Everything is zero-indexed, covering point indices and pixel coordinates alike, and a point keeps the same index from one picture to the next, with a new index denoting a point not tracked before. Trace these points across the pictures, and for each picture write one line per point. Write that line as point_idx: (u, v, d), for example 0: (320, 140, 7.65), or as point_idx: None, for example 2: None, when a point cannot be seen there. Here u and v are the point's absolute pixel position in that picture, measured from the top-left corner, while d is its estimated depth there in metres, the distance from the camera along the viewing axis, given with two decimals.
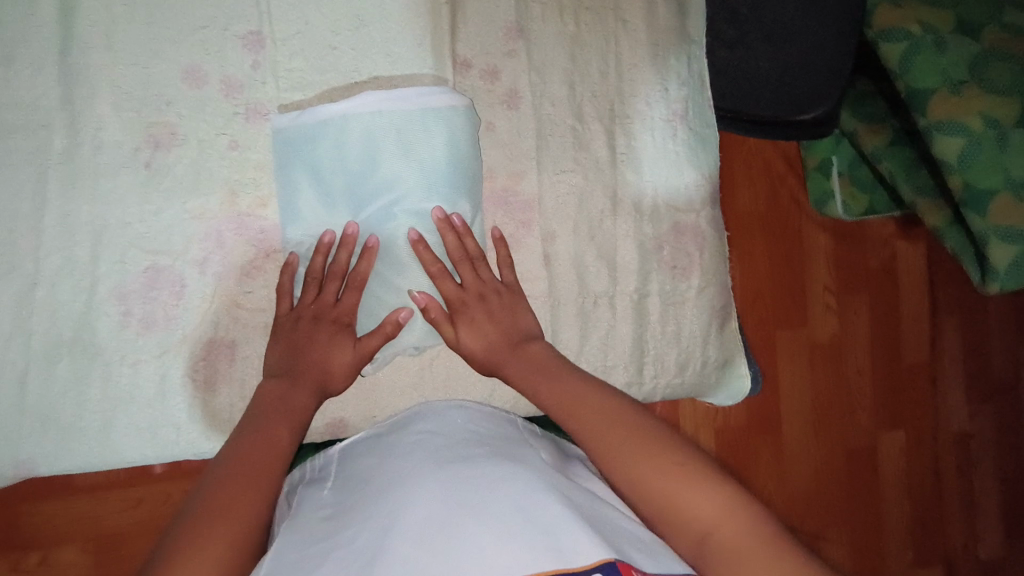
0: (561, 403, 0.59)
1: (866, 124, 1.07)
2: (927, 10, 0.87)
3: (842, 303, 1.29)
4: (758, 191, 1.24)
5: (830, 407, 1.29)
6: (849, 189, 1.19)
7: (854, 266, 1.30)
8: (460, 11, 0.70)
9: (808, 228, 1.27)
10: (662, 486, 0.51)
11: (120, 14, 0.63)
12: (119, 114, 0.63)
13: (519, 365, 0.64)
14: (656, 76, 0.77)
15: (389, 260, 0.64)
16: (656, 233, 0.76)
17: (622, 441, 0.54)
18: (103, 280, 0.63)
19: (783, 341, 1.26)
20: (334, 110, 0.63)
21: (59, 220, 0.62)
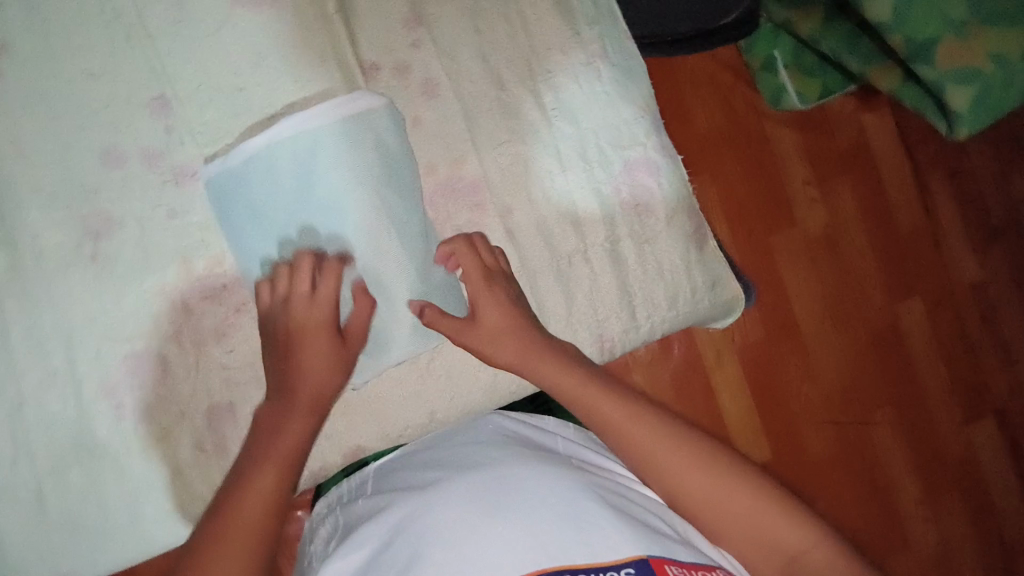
0: (607, 421, 0.56)
1: (796, 11, 1.07)
2: None
3: (826, 191, 1.28)
4: (712, 108, 1.23)
5: (842, 295, 1.28)
6: (799, 79, 1.18)
7: (827, 154, 1.28)
8: (353, 17, 0.70)
9: (772, 127, 1.26)
10: (706, 494, 0.50)
11: (23, 117, 0.63)
12: (52, 216, 0.63)
13: (514, 346, 0.63)
14: (566, 25, 0.75)
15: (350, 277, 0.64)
16: (610, 177, 0.75)
17: (652, 445, 0.53)
18: (86, 380, 0.63)
19: (778, 244, 1.25)
20: (258, 145, 0.62)
21: (27, 335, 0.62)
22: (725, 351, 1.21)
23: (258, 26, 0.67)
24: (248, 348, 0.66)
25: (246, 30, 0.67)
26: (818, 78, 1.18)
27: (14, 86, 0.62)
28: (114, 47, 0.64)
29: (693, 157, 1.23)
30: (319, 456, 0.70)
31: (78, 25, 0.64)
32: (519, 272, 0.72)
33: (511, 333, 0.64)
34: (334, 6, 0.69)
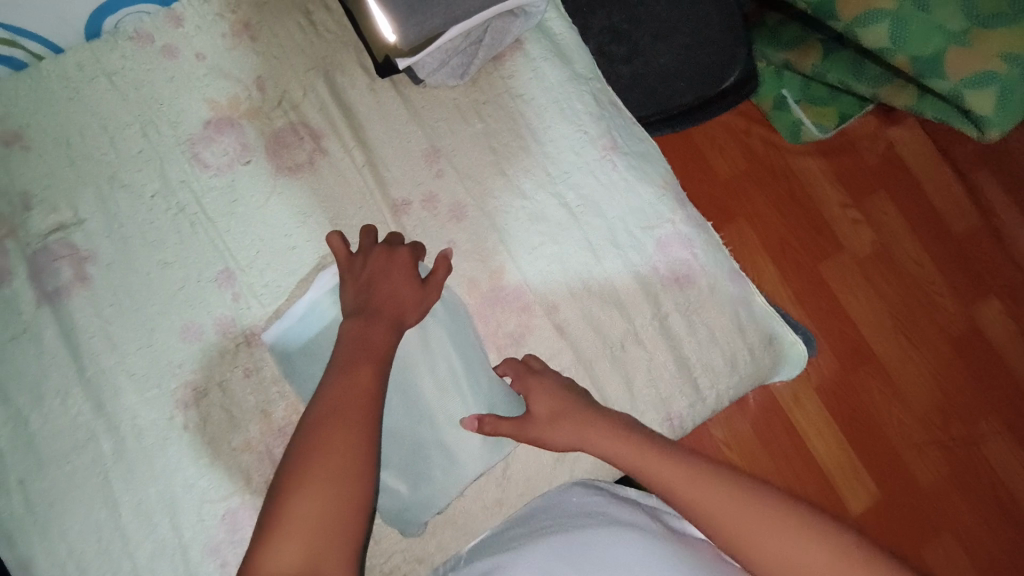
0: (687, 487, 0.58)
1: (794, 51, 1.10)
2: None
3: (868, 211, 1.26)
4: (733, 155, 1.25)
5: (913, 312, 1.23)
6: (812, 110, 1.22)
7: (860, 175, 1.27)
8: (380, 162, 0.76)
9: (797, 162, 1.26)
10: (750, 530, 0.53)
11: (111, 313, 0.70)
12: (145, 395, 0.69)
13: (572, 425, 0.66)
14: (574, 126, 0.80)
15: (421, 403, 0.68)
16: (645, 257, 0.77)
17: (700, 491, 0.57)
18: (191, 544, 0.67)
19: (831, 273, 1.23)
20: (306, 302, 0.69)
21: (135, 512, 0.66)
22: (803, 392, 1.17)
23: (300, 191, 0.75)
24: None
25: (290, 196, 0.74)
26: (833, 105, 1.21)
27: (101, 288, 0.70)
28: (181, 236, 0.72)
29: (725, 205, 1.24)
30: None
31: (148, 224, 0.72)
32: (577, 366, 0.74)
33: (566, 413, 0.67)
34: (362, 158, 0.76)
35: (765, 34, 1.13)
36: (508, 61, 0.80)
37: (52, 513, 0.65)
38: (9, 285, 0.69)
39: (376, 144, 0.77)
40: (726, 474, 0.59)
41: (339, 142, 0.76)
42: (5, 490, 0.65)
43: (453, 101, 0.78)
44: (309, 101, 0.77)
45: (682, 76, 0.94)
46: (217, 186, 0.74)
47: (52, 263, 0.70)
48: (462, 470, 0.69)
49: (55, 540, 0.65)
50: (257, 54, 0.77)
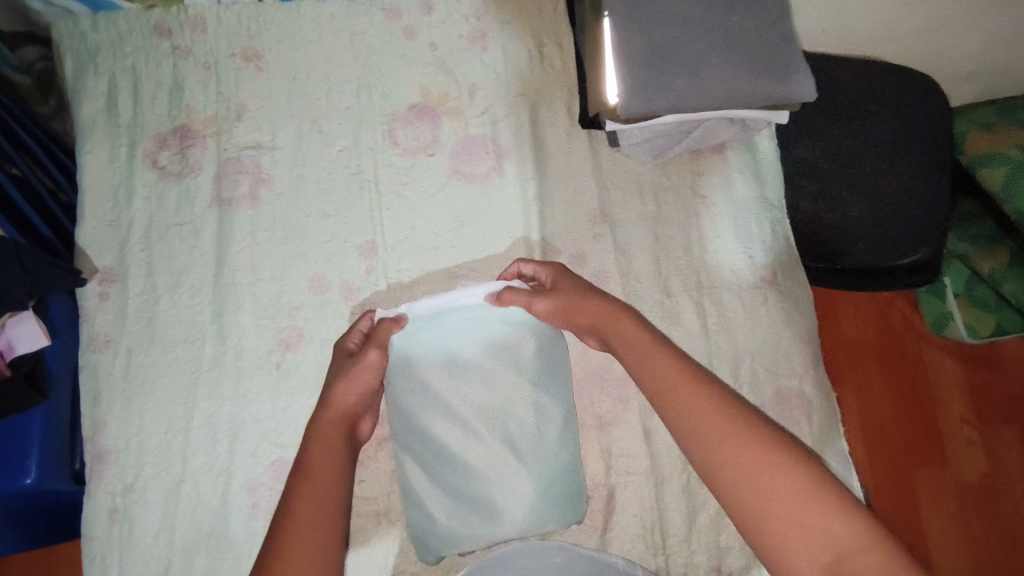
0: (681, 404, 0.60)
1: (978, 246, 1.09)
2: (1019, 133, 1.01)
3: (986, 435, 1.16)
4: (868, 320, 1.19)
5: (995, 559, 1.10)
6: (970, 310, 1.12)
7: (994, 396, 1.17)
8: (547, 204, 0.77)
9: (931, 354, 1.18)
10: (719, 441, 0.57)
11: (263, 237, 0.74)
12: (258, 323, 0.72)
13: (594, 310, 0.67)
14: (740, 245, 0.78)
15: (480, 442, 0.68)
16: (759, 401, 0.74)
17: (692, 405, 0.59)
18: (238, 473, 0.69)
19: (920, 480, 1.14)
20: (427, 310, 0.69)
21: (205, 421, 0.70)
22: None
23: (466, 199, 0.77)
24: (377, 482, 0.72)
25: (455, 199, 0.77)
26: (994, 314, 1.12)
27: (265, 212, 0.75)
28: (348, 196, 0.76)
29: (837, 366, 1.18)
30: None
31: (326, 173, 0.76)
32: (649, 474, 0.72)
33: (586, 309, 0.67)
34: (534, 192, 0.77)
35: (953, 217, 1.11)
36: (705, 159, 0.80)
37: (140, 388, 0.70)
38: (195, 177, 0.75)
39: (551, 186, 0.78)
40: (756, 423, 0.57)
41: (518, 169, 0.78)
42: (113, 350, 0.70)
43: (638, 177, 0.79)
44: (507, 122, 0.79)
45: (862, 236, 0.90)
46: (397, 165, 0.77)
47: (236, 173, 0.75)
48: (500, 529, 0.68)
49: (131, 413, 0.69)
50: (483, 63, 0.80)
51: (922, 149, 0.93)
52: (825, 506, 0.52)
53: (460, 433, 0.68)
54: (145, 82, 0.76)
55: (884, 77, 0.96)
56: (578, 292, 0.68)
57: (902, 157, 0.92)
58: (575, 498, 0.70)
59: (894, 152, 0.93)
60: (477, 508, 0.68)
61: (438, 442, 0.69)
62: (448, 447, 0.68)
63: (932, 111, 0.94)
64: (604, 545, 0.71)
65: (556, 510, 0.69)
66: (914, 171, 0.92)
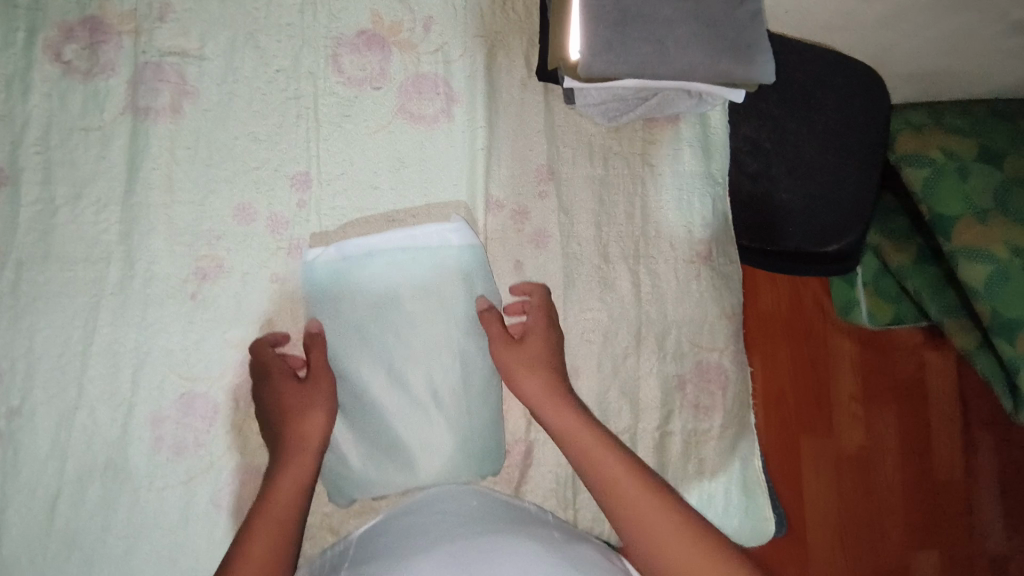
0: (618, 490, 0.55)
1: (892, 240, 1.11)
2: (946, 137, 1.00)
3: (869, 412, 1.26)
4: (783, 298, 1.26)
5: (859, 520, 1.23)
6: (874, 299, 1.18)
7: (881, 377, 1.27)
8: (495, 155, 0.75)
9: (834, 336, 1.27)
10: (651, 532, 0.51)
11: (183, 156, 0.68)
12: (173, 248, 0.67)
13: (539, 387, 0.63)
14: (681, 219, 0.78)
15: (405, 388, 0.68)
16: (680, 370, 0.76)
17: (630, 493, 0.54)
18: (140, 405, 0.65)
19: (808, 448, 1.23)
20: (362, 249, 0.69)
21: (106, 347, 0.65)
22: None
23: (411, 140, 0.73)
24: None
25: (399, 138, 0.73)
26: (896, 304, 1.18)
27: (187, 128, 0.68)
28: (282, 121, 0.70)
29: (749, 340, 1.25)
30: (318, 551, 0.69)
31: (259, 93, 0.70)
32: None
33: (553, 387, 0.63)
34: (482, 141, 0.74)
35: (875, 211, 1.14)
36: (657, 128, 0.79)
37: (30, 306, 0.64)
38: (107, 79, 0.67)
39: (501, 136, 0.75)
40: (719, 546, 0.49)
41: (468, 115, 0.74)
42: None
43: (589, 138, 0.77)
44: (462, 62, 0.75)
45: (791, 220, 0.94)
46: (339, 94, 0.72)
47: (155, 81, 0.68)
48: (418, 476, 0.68)
49: (19, 332, 0.63)
50: None
51: (859, 141, 0.96)
52: None
53: (384, 379, 0.68)
54: None
55: (834, 66, 0.97)
56: (543, 361, 0.65)
57: (839, 148, 0.95)
58: (493, 454, 0.69)
59: (832, 143, 0.95)
60: (393, 455, 0.68)
61: (359, 385, 0.67)
62: (370, 392, 0.67)
63: (873, 103, 0.97)
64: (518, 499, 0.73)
65: (473, 463, 0.68)
66: (847, 163, 0.95)
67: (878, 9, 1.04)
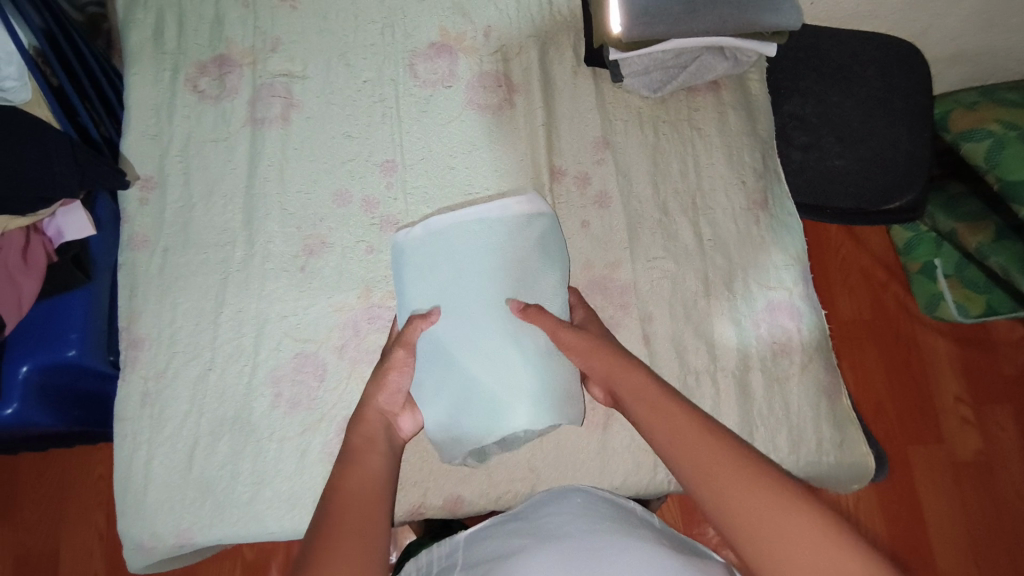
0: (673, 436, 0.55)
1: (965, 222, 1.11)
2: (1003, 110, 1.06)
3: (980, 414, 1.18)
4: (860, 300, 1.24)
5: (992, 539, 1.12)
6: (960, 289, 1.16)
7: (986, 377, 1.20)
8: (555, 131, 0.84)
9: (923, 334, 1.22)
10: (706, 470, 0.51)
11: (292, 154, 0.80)
12: (285, 230, 0.78)
13: (610, 361, 0.65)
14: (734, 173, 0.84)
15: (486, 338, 0.70)
16: (751, 310, 0.79)
17: (683, 441, 0.54)
18: (262, 365, 0.74)
19: (917, 456, 1.16)
20: (439, 221, 0.74)
21: (233, 315, 0.75)
22: None
23: (480, 125, 0.83)
24: None
25: (469, 126, 0.83)
26: (986, 294, 1.15)
27: (295, 132, 0.81)
28: (371, 120, 0.82)
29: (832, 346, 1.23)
30: (421, 492, 0.74)
31: (351, 100, 0.83)
32: None
33: (613, 360, 0.65)
34: (543, 119, 0.83)
35: (939, 198, 1.15)
36: (700, 97, 0.86)
37: (175, 285, 0.76)
38: (231, 100, 0.81)
39: (559, 116, 0.84)
40: (894, 568, 0.41)
41: (528, 102, 0.84)
42: (152, 250, 0.77)
43: (638, 110, 0.85)
44: (519, 60, 0.86)
45: (847, 183, 0.97)
46: (417, 94, 0.84)
47: (269, 97, 0.82)
48: (504, 422, 0.68)
49: (165, 306, 0.75)
50: (497, 9, 0.87)
51: (905, 104, 0.99)
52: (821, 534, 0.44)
53: (468, 331, 0.70)
54: (190, 17, 0.83)
55: (867, 41, 1.02)
56: (604, 339, 0.68)
57: (886, 113, 0.98)
58: (578, 400, 0.72)
59: (878, 109, 0.98)
60: (483, 408, 0.69)
61: (445, 343, 0.70)
62: (455, 348, 0.70)
63: (913, 67, 1.00)
64: (605, 439, 0.75)
65: (556, 412, 0.69)
66: (896, 125, 0.98)
67: None
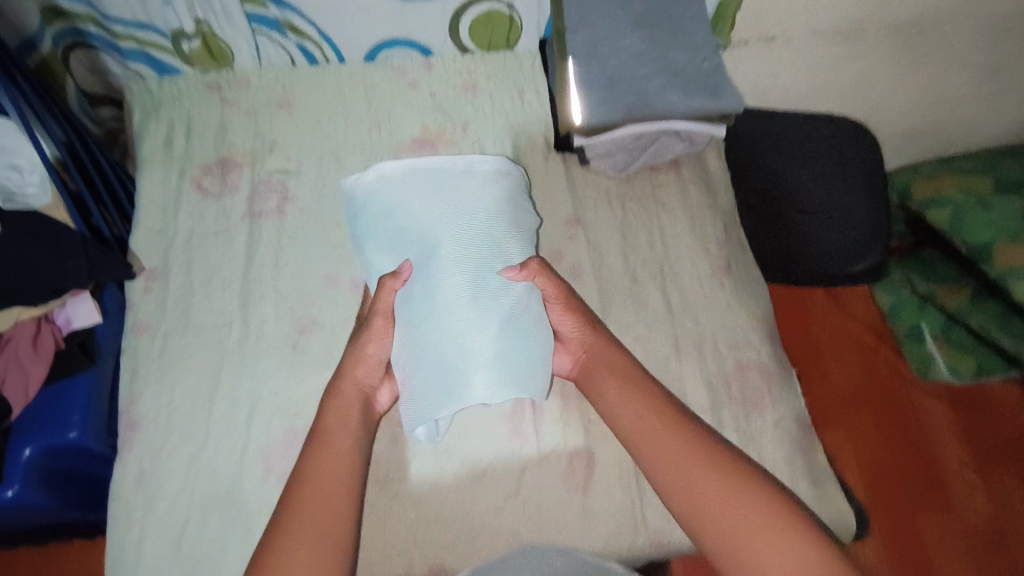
0: (633, 421, 0.69)
1: (943, 285, 1.18)
2: (961, 178, 1.14)
3: (985, 477, 1.17)
4: (851, 366, 1.26)
5: None
6: (949, 352, 1.20)
7: (986, 438, 1.20)
8: None
9: (918, 397, 1.23)
10: (663, 453, 0.65)
11: (286, 242, 0.87)
12: (278, 311, 0.83)
13: (596, 340, 0.75)
14: (697, 243, 0.89)
15: (451, 296, 0.70)
16: (721, 370, 0.82)
17: (643, 428, 0.68)
18: (253, 442, 0.77)
19: (927, 523, 1.13)
20: (399, 172, 0.77)
21: (227, 394, 0.79)
22: None
23: None
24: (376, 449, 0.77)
25: None
26: (974, 355, 1.19)
27: (289, 222, 0.88)
28: None
29: (830, 412, 1.23)
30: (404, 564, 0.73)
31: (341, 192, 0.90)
32: None
33: (599, 344, 0.75)
34: None
35: (916, 263, 1.22)
36: (662, 176, 0.94)
37: (174, 366, 0.80)
38: (232, 197, 0.89)
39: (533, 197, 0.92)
40: (796, 526, 0.57)
41: None
42: (153, 335, 0.82)
43: (605, 189, 0.93)
44: (494, 149, 0.94)
45: (814, 249, 1.02)
46: None
47: (266, 192, 0.90)
48: (465, 394, 0.68)
49: (164, 387, 0.79)
50: (473, 106, 0.96)
51: (858, 175, 1.05)
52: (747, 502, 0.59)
53: (432, 289, 0.71)
54: (197, 125, 0.93)
55: (816, 122, 1.11)
56: (591, 321, 0.76)
57: (842, 183, 1.05)
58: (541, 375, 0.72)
59: (834, 180, 1.05)
60: (444, 375, 0.69)
61: (413, 300, 0.71)
62: (421, 305, 0.71)
63: (861, 143, 1.08)
64: (587, 502, 0.75)
65: (520, 377, 0.70)
66: (853, 192, 1.04)
67: (854, 71, 1.14)
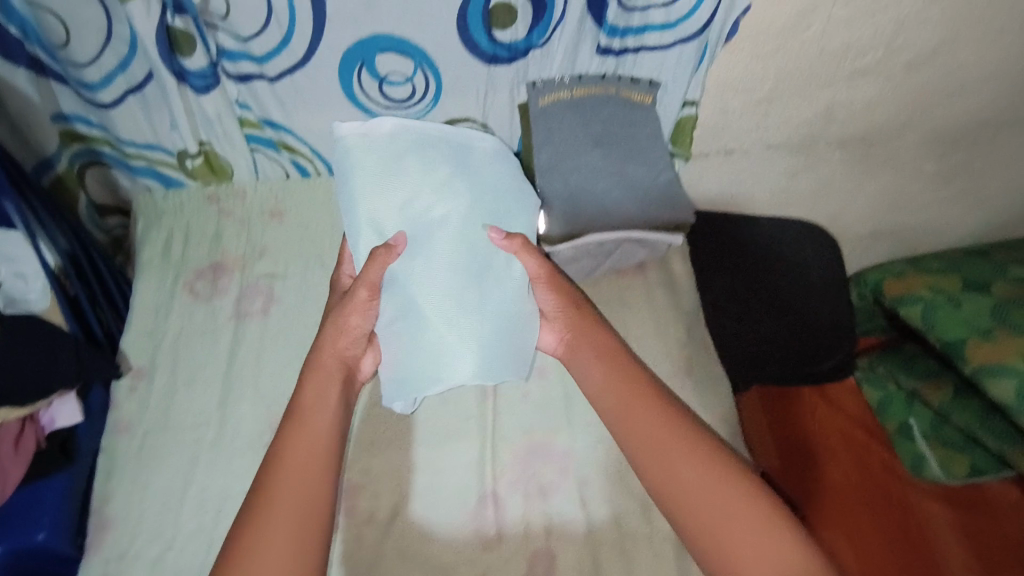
0: (624, 414, 0.75)
1: (925, 382, 1.17)
2: (934, 278, 1.16)
3: None
4: (844, 464, 1.24)
5: None
6: (940, 451, 1.16)
7: (992, 542, 1.12)
8: None
9: (915, 499, 1.20)
10: (658, 449, 0.72)
11: (267, 343, 0.91)
12: (254, 411, 0.86)
13: (582, 321, 0.83)
14: (660, 344, 0.93)
15: (446, 275, 0.81)
16: None
17: (636, 422, 0.74)
18: (217, 542, 0.77)
19: None
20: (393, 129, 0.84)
21: (198, 493, 0.81)
22: None
23: None
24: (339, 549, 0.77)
25: None
26: (967, 453, 1.15)
27: (272, 324, 0.93)
28: None
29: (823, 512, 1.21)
30: None
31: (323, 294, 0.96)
32: (587, 537, 0.78)
33: (582, 330, 0.82)
34: None
35: (899, 358, 1.23)
36: (627, 279, 0.99)
37: (149, 465, 0.83)
38: (220, 300, 0.95)
39: None
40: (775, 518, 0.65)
41: None
42: (132, 435, 0.85)
43: None
44: None
45: (776, 352, 1.10)
46: None
47: (252, 295, 0.95)
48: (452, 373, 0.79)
49: (137, 486, 0.81)
50: None
51: (821, 278, 1.11)
52: (732, 497, 0.66)
53: (428, 267, 0.80)
54: (194, 233, 1.01)
55: (772, 225, 1.14)
56: (574, 300, 0.84)
57: (806, 288, 1.10)
58: (525, 359, 0.83)
59: (799, 284, 1.10)
60: (433, 355, 0.80)
61: (404, 275, 0.80)
62: (415, 283, 0.80)
63: (824, 251, 1.12)
64: None
65: (504, 361, 0.81)
66: (817, 296, 1.10)
67: (811, 181, 1.20)
